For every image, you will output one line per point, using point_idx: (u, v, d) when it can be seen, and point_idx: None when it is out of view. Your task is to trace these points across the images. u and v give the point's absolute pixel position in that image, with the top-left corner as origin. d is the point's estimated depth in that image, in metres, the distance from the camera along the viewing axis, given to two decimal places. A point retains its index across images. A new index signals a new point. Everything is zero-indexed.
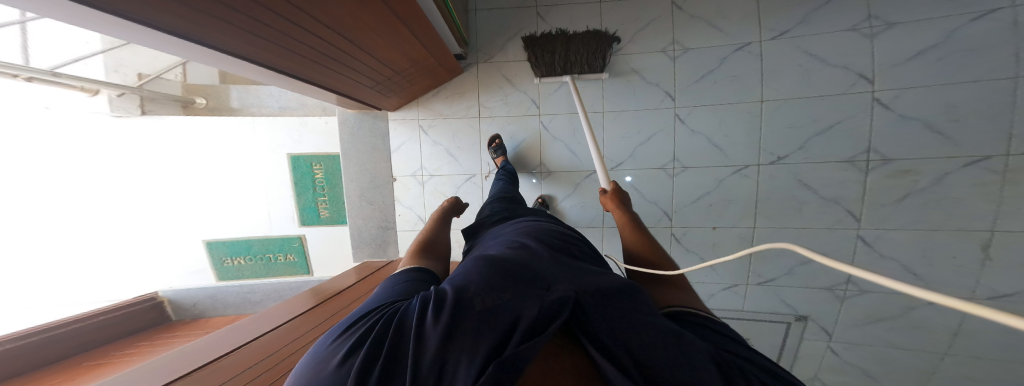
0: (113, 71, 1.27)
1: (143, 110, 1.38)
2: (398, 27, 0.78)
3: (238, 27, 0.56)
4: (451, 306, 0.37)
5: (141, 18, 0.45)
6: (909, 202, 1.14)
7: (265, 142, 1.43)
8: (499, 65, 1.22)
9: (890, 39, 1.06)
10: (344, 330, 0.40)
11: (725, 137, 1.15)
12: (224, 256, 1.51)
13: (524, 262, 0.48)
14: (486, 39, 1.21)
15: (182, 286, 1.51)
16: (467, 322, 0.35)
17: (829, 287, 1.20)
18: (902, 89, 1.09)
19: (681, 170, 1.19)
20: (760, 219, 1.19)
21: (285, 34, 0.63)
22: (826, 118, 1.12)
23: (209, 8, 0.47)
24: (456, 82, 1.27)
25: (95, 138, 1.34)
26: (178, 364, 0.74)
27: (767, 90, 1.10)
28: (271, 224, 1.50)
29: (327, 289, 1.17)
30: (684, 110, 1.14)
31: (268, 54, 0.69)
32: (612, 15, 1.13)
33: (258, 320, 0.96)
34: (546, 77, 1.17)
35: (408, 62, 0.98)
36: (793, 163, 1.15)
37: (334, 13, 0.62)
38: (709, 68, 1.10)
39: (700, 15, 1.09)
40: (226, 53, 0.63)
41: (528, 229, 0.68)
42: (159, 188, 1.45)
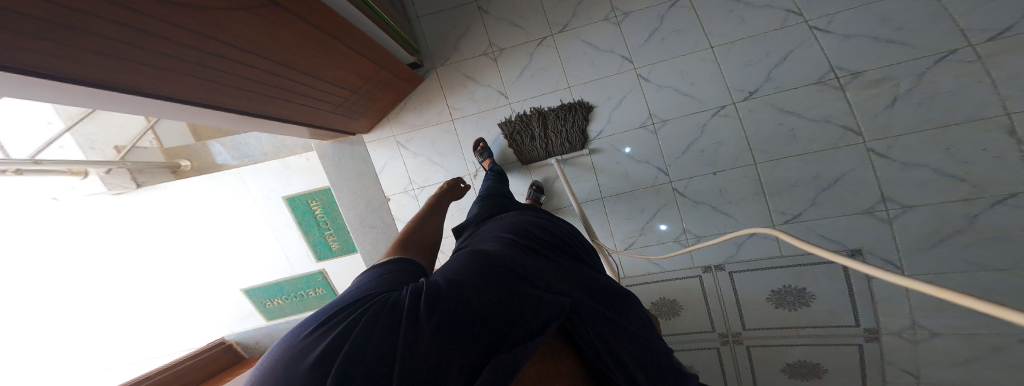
0: (89, 149, 1.33)
1: (138, 182, 1.41)
2: (333, 44, 0.89)
3: (179, 73, 0.61)
4: (449, 299, 0.34)
5: (110, 84, 0.54)
6: (901, 106, 1.10)
7: (258, 190, 1.44)
8: (456, 66, 1.31)
9: None
10: (315, 325, 0.33)
11: (692, 85, 1.20)
12: (264, 299, 1.53)
13: (522, 260, 0.47)
14: (437, 45, 1.32)
15: (241, 329, 1.58)
16: (470, 318, 0.32)
17: (870, 209, 1.10)
18: (832, 15, 1.16)
19: (661, 124, 1.21)
20: (759, 154, 1.15)
21: (217, 69, 0.67)
22: (776, 51, 1.17)
23: (151, 60, 0.53)
24: (420, 91, 1.36)
25: (90, 219, 1.41)
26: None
27: (713, 37, 1.19)
28: (292, 263, 1.49)
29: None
30: (643, 69, 1.21)
31: (210, 94, 0.73)
32: None
33: None
34: (532, 162, 1.30)
35: (359, 79, 1.09)
36: (765, 96, 1.17)
37: (252, 37, 0.66)
38: (653, 27, 1.20)
39: None
40: (171, 101, 0.68)
41: (515, 223, 0.67)
42: (160, 259, 1.49)
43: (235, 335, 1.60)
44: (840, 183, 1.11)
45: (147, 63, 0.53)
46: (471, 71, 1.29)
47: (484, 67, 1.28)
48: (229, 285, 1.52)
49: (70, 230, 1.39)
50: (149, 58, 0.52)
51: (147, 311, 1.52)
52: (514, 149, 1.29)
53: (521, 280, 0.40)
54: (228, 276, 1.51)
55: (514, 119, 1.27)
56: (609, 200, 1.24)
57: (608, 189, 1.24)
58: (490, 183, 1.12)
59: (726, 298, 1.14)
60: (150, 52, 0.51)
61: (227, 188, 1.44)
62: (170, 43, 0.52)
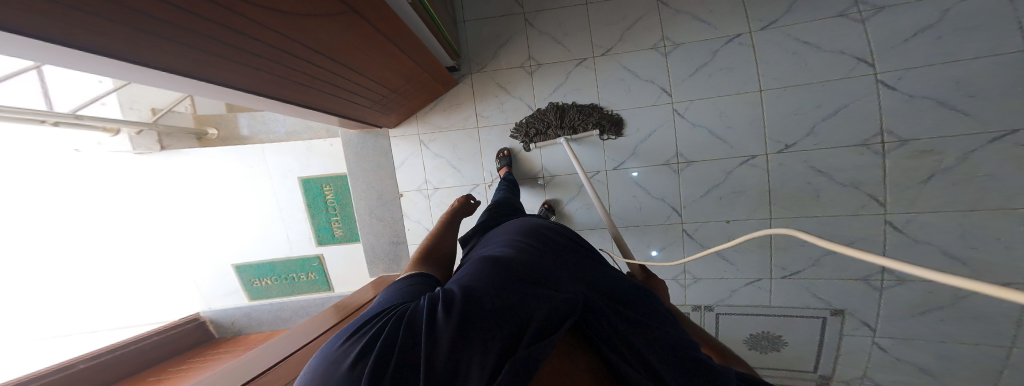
0: (129, 109, 1.39)
1: (161, 145, 1.46)
2: (388, 47, 0.85)
3: (232, 62, 0.57)
4: (463, 307, 0.39)
5: (161, 65, 0.49)
6: (936, 182, 1.07)
7: (276, 168, 1.47)
8: (492, 74, 1.25)
9: (880, 24, 1.06)
10: (348, 334, 0.40)
11: (728, 128, 1.14)
12: (253, 277, 1.54)
13: (529, 262, 0.50)
14: (476, 50, 1.24)
15: (221, 306, 1.58)
16: (481, 323, 0.37)
17: (866, 278, 1.14)
18: (904, 70, 1.05)
19: (685, 165, 1.18)
20: (776, 210, 1.16)
21: (275, 61, 0.64)
22: (829, 104, 1.10)
23: (207, 47, 0.49)
24: (452, 94, 1.30)
25: (109, 173, 1.44)
26: (256, 364, 0.86)
27: (766, 79, 1.11)
28: (290, 244, 1.53)
29: (349, 305, 1.21)
30: (681, 104, 1.15)
31: (261, 82, 0.70)
32: (599, 15, 1.14)
33: (295, 334, 1.03)
34: (541, 142, 1.24)
35: (402, 79, 1.04)
36: (801, 151, 1.12)
37: (320, 37, 0.65)
38: (704, 61, 1.11)
39: (687, 8, 1.10)
40: (220, 85, 0.64)
41: (527, 226, 0.68)
42: (169, 219, 1.53)
43: (212, 311, 1.58)
44: (846, 248, 1.14)
45: (206, 50, 0.50)
46: (505, 81, 1.23)
47: (518, 79, 1.22)
48: (221, 258, 1.54)
49: (79, 183, 1.39)
50: (210, 45, 0.49)
51: (147, 273, 1.53)
52: (520, 136, 1.25)
53: (530, 284, 0.44)
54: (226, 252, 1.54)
55: (530, 117, 1.22)
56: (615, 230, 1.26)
57: (619, 219, 1.26)
58: (502, 194, 1.14)
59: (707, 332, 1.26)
60: (208, 40, 0.48)
61: (248, 164, 1.48)
62: (220, 28, 0.47)
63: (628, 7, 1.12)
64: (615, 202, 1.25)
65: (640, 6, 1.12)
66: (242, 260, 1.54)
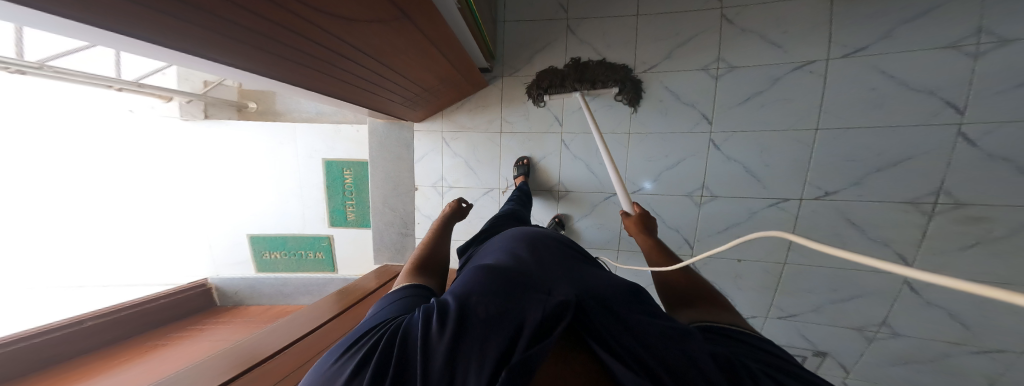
0: (184, 80, 1.51)
1: (206, 114, 1.58)
2: (428, 49, 0.79)
3: (248, 44, 0.54)
4: (456, 317, 0.42)
5: (161, 37, 0.46)
6: (976, 251, 0.99)
7: (303, 147, 1.52)
8: (524, 79, 1.16)
9: (996, 62, 0.86)
10: (343, 349, 0.44)
11: (765, 167, 1.04)
12: (264, 250, 1.65)
13: (523, 272, 0.52)
14: (511, 52, 1.15)
15: (228, 274, 1.66)
16: (474, 331, 0.40)
17: (860, 327, 1.15)
18: (999, 123, 0.89)
19: (708, 199, 1.10)
20: (793, 256, 1.12)
21: (297, 49, 0.61)
22: (891, 153, 0.97)
23: (211, 23, 0.45)
24: (480, 95, 1.23)
25: (158, 136, 1.55)
26: (271, 341, 0.96)
27: (825, 117, 0.97)
28: (305, 222, 1.59)
29: (354, 291, 1.29)
30: (720, 135, 1.04)
31: (281, 67, 0.68)
32: (647, 28, 1.02)
33: (291, 322, 1.07)
34: (552, 94, 1.10)
35: (436, 80, 0.98)
36: (840, 200, 1.03)
37: (359, 35, 0.63)
38: (759, 89, 0.98)
39: (753, 28, 0.96)
40: (229, 64, 0.61)
41: (524, 236, 0.70)
42: (202, 182, 1.63)
43: (219, 279, 1.65)
44: (851, 300, 1.12)
45: (211, 25, 0.45)
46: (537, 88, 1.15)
47: None
48: (242, 227, 1.64)
49: (124, 144, 1.48)
50: (215, 21, 0.44)
51: (170, 232, 1.64)
52: (531, 90, 1.13)
53: (522, 289, 0.46)
54: (245, 220, 1.64)
55: (546, 72, 1.10)
56: (623, 253, 1.22)
57: (627, 242, 1.22)
58: (511, 206, 1.09)
59: None
60: (231, 25, 0.47)
61: (279, 140, 1.54)
62: (237, 7, 0.43)
63: (682, 22, 1.00)
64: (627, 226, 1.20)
65: (696, 21, 0.99)
66: (256, 231, 1.63)
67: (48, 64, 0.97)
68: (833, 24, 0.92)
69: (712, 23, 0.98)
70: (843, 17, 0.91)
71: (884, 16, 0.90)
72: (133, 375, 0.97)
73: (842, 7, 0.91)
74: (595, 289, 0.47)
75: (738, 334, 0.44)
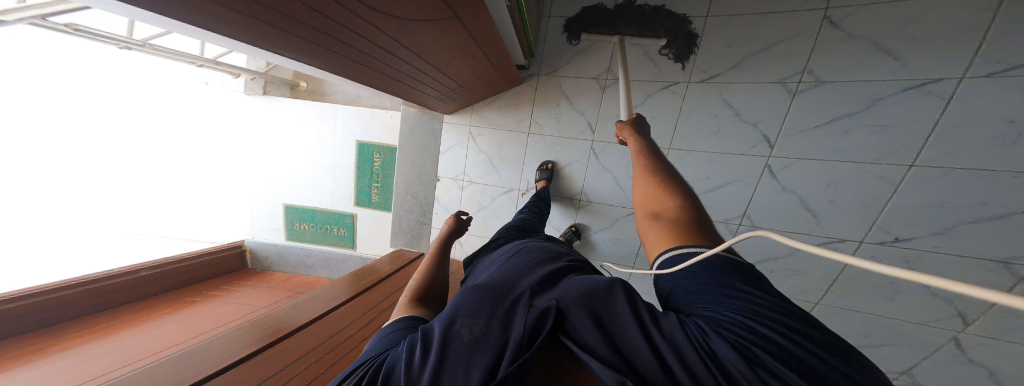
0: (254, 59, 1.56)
1: (264, 91, 1.60)
2: (473, 48, 0.66)
3: (291, 35, 0.46)
4: (439, 344, 0.37)
5: (205, 24, 0.40)
6: None
7: (341, 127, 1.51)
8: (564, 80, 1.02)
9: None
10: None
11: (827, 203, 0.88)
12: (296, 220, 1.70)
13: (506, 279, 0.47)
14: (554, 49, 1.00)
15: (264, 239, 1.75)
16: (457, 358, 0.35)
17: (880, 373, 1.07)
18: None
19: (746, 230, 0.96)
20: (830, 295, 1.02)
21: (344, 44, 0.53)
22: (998, 203, 0.77)
23: (261, 15, 0.38)
24: (513, 92, 1.10)
25: (214, 106, 1.67)
26: (290, 318, 0.97)
27: (928, 152, 0.77)
28: (333, 199, 1.62)
29: (370, 274, 1.30)
30: (778, 162, 0.87)
31: (324, 58, 0.60)
32: (720, 34, 0.83)
33: (313, 300, 1.08)
34: (591, 35, 0.95)
35: (472, 77, 0.84)
36: (908, 249, 0.87)
37: (414, 33, 0.53)
38: (849, 111, 0.79)
39: (870, 35, 0.74)
40: (271, 51, 0.54)
41: (518, 247, 0.64)
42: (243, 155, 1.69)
43: (255, 242, 1.73)
44: (881, 347, 1.03)
45: (261, 17, 0.39)
46: (573, 88, 1.01)
47: (588, 91, 1.00)
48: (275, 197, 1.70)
49: (185, 109, 1.65)
50: (265, 14, 0.38)
51: (219, 194, 1.75)
52: (571, 26, 0.97)
53: (503, 299, 0.41)
54: (281, 191, 1.69)
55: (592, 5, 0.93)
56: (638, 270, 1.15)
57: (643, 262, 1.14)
58: (522, 215, 0.99)
59: None
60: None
61: (320, 120, 1.54)
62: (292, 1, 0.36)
63: (775, 23, 0.79)
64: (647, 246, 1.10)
65: (791, 24, 0.78)
66: (291, 201, 1.68)
67: (149, 43, 1.05)
68: (986, 33, 0.67)
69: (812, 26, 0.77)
70: (1004, 23, 0.66)
71: None
72: (168, 331, 1.03)
73: (1008, 8, 0.66)
74: (578, 283, 0.41)
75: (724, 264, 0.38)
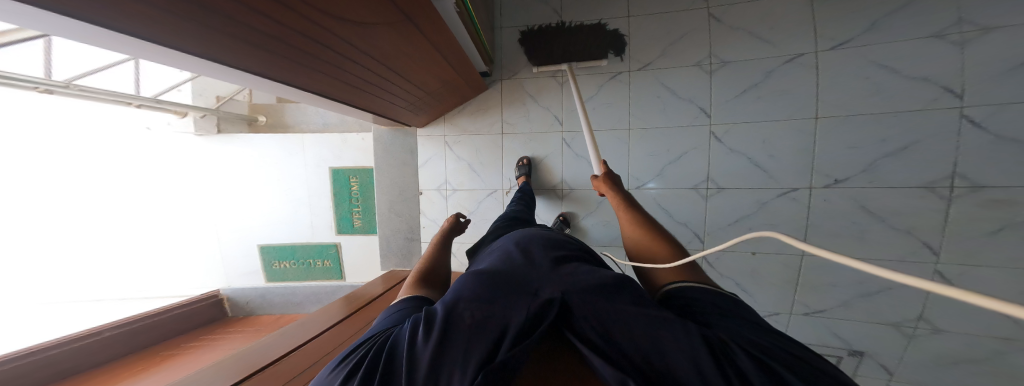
0: (198, 95, 1.60)
1: (219, 129, 1.68)
2: (431, 51, 0.84)
3: (282, 56, 0.62)
4: (442, 325, 0.43)
5: (217, 56, 0.55)
6: (1005, 235, 0.95)
7: (313, 157, 1.62)
8: (523, 81, 1.23)
9: (987, 48, 0.87)
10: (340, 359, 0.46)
11: (770, 157, 1.05)
12: (275, 260, 1.68)
13: (511, 270, 0.52)
14: (509, 57, 1.22)
15: (240, 284, 1.69)
16: (458, 337, 0.41)
17: (897, 324, 1.08)
18: (1001, 106, 0.89)
19: (715, 192, 1.11)
20: (810, 247, 1.09)
21: (324, 62, 0.70)
22: (897, 139, 0.97)
23: (256, 40, 0.53)
24: (481, 98, 1.29)
25: (168, 152, 1.65)
26: (272, 350, 0.89)
27: (823, 105, 0.99)
28: (313, 231, 1.64)
29: (361, 297, 1.25)
30: (720, 128, 1.06)
31: (308, 78, 0.76)
32: (639, 31, 1.09)
33: (302, 327, 1.02)
34: (542, 68, 1.18)
35: (439, 83, 1.05)
36: (852, 188, 1.02)
37: (374, 43, 0.70)
38: (753, 81, 1.02)
39: (741, 25, 1.01)
40: (269, 78, 0.71)
41: (521, 235, 0.69)
42: (207, 198, 1.72)
43: (230, 290, 1.69)
44: (882, 294, 1.07)
45: (256, 43, 0.54)
46: (535, 89, 1.21)
47: (547, 89, 1.20)
48: (253, 238, 1.68)
49: (135, 157, 1.56)
50: (263, 39, 0.53)
51: (177, 238, 1.69)
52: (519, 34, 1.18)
53: (510, 290, 0.47)
54: (256, 228, 1.69)
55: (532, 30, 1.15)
56: None
57: None
58: (515, 208, 1.09)
59: None
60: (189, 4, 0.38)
61: (292, 153, 1.65)
62: (278, 25, 0.51)
63: (672, 22, 1.06)
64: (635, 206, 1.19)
65: (687, 21, 1.05)
66: (268, 240, 1.67)
67: (74, 83, 1.06)
68: (817, 20, 0.96)
69: (701, 22, 1.04)
70: (827, 12, 0.96)
71: (869, 8, 0.93)
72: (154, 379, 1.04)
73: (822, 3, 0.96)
74: (580, 281, 0.46)
75: (722, 303, 0.45)
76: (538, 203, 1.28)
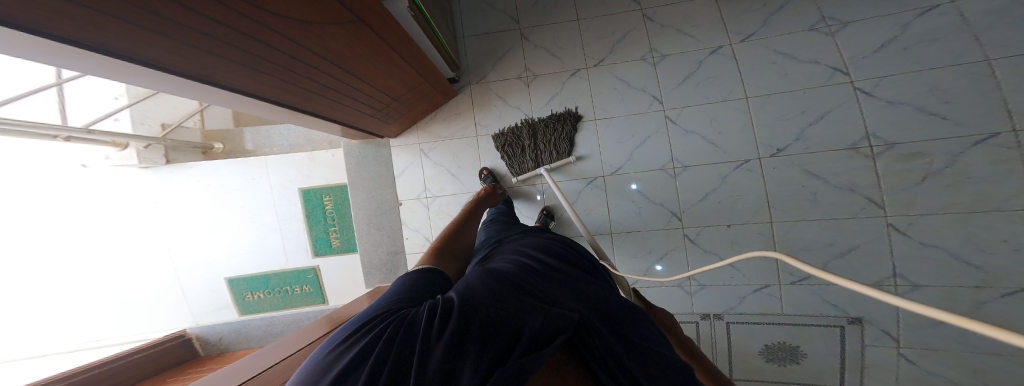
0: (139, 124, 1.42)
1: (167, 159, 1.47)
2: (388, 53, 0.89)
3: (246, 67, 0.63)
4: (459, 313, 0.34)
5: (176, 71, 0.56)
6: (930, 184, 1.06)
7: (277, 179, 1.47)
8: (491, 85, 1.34)
9: (850, 35, 1.13)
10: (347, 333, 0.35)
11: (719, 134, 1.18)
12: (246, 291, 1.48)
13: (527, 276, 0.45)
14: (475, 64, 1.34)
15: (209, 322, 1.47)
16: (476, 332, 0.32)
17: (879, 283, 1.10)
18: (879, 78, 1.10)
19: (681, 169, 1.20)
20: (776, 214, 1.15)
21: (289, 69, 0.72)
22: (814, 109, 1.14)
23: (218, 50, 0.54)
24: (453, 104, 1.38)
25: (114, 191, 1.43)
26: (247, 368, 0.73)
27: (749, 87, 1.17)
28: (287, 257, 1.47)
29: (345, 313, 1.08)
30: (672, 111, 1.21)
31: (273, 89, 0.77)
32: (589, 32, 1.27)
33: (273, 348, 0.84)
34: (523, 172, 1.29)
35: (404, 88, 1.10)
36: (793, 154, 1.14)
37: (331, 47, 0.73)
38: (689, 71, 1.21)
39: (669, 24, 1.23)
40: (236, 92, 0.71)
41: (530, 243, 0.62)
42: (139, 242, 1.45)
43: (200, 327, 1.47)
44: (855, 252, 1.11)
45: (215, 52, 0.54)
46: (502, 91, 1.32)
47: (514, 89, 1.31)
48: (212, 273, 1.47)
49: (66, 200, 1.35)
50: (225, 50, 0.55)
51: (107, 281, 1.43)
52: (484, 45, 1.34)
53: (529, 295, 0.39)
54: (216, 263, 1.47)
55: (508, 132, 1.31)
56: (618, 235, 1.24)
57: (618, 226, 1.24)
58: (497, 209, 1.09)
59: (719, 346, 1.19)
60: (179, 26, 0.44)
61: (251, 174, 1.48)
62: (242, 36, 0.54)
63: (615, 24, 1.26)
64: (613, 190, 1.24)
65: (628, 22, 1.26)
66: (237, 273, 1.47)
67: None
68: (724, 19, 1.20)
69: (639, 23, 1.25)
70: (730, 14, 1.20)
71: (759, 10, 1.19)
72: None
73: (724, 5, 1.21)
74: (603, 300, 0.39)
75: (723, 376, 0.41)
76: (516, 207, 1.30)
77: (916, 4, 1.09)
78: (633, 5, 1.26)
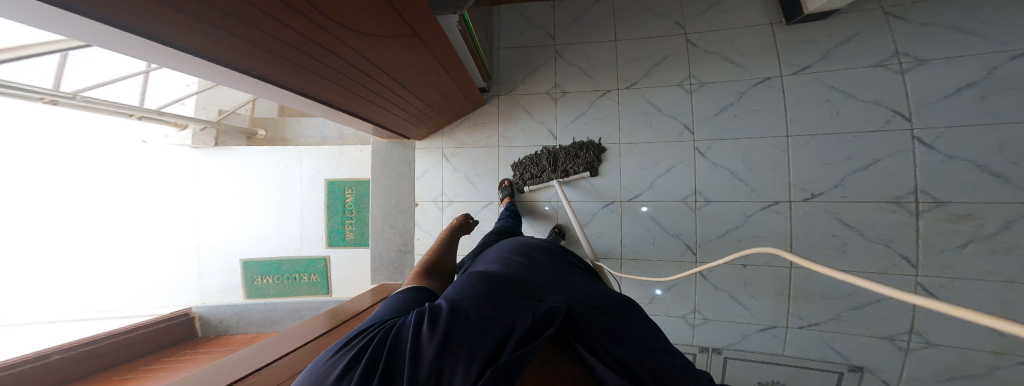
0: (201, 109, 1.49)
1: (216, 141, 1.56)
2: (433, 64, 0.87)
3: (302, 68, 0.63)
4: (447, 318, 0.36)
5: (236, 66, 0.56)
6: (974, 248, 1.00)
7: (307, 169, 1.54)
8: (520, 97, 1.30)
9: (923, 75, 1.01)
10: (339, 346, 0.38)
11: (750, 172, 1.12)
12: (257, 275, 1.58)
13: (516, 274, 0.47)
14: (507, 75, 1.30)
15: (215, 302, 1.55)
16: (464, 332, 0.34)
17: (891, 337, 1.08)
18: (946, 128, 1.00)
19: (704, 203, 1.16)
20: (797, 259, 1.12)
21: (342, 74, 0.71)
22: (862, 155, 1.06)
23: (279, 51, 0.54)
24: (478, 113, 1.36)
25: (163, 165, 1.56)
26: (248, 362, 0.77)
27: (793, 125, 1.09)
28: (302, 244, 1.57)
29: (348, 310, 1.14)
30: (704, 144, 1.15)
31: (322, 90, 0.77)
32: (626, 51, 1.19)
33: (269, 346, 0.88)
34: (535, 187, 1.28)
35: (439, 95, 1.08)
36: (828, 201, 1.08)
37: (387, 56, 0.72)
38: (730, 102, 1.13)
39: (715, 50, 1.14)
40: (288, 90, 0.71)
41: (520, 242, 0.64)
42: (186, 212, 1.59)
43: (204, 307, 1.54)
44: (872, 307, 1.09)
45: (276, 52, 0.54)
46: (529, 104, 1.28)
47: (543, 105, 1.27)
48: (235, 250, 1.58)
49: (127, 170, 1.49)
50: (287, 52, 0.55)
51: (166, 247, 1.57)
52: (517, 55, 1.29)
53: (518, 293, 0.41)
54: (243, 242, 1.58)
55: (527, 161, 1.29)
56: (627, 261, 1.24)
57: (629, 251, 1.24)
58: (505, 222, 1.11)
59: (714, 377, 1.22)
60: (242, 23, 0.43)
61: (286, 161, 1.56)
62: (305, 39, 0.53)
63: (655, 47, 1.18)
64: (627, 216, 1.22)
65: (667, 45, 1.17)
66: (251, 255, 1.58)
67: (80, 94, 1.02)
68: (779, 48, 1.10)
69: (681, 46, 1.16)
70: (787, 43, 1.09)
71: (823, 40, 1.07)
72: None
73: (782, 32, 1.10)
74: (589, 294, 0.41)
75: None
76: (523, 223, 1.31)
77: (1012, 45, 0.95)
78: (678, 28, 1.16)
